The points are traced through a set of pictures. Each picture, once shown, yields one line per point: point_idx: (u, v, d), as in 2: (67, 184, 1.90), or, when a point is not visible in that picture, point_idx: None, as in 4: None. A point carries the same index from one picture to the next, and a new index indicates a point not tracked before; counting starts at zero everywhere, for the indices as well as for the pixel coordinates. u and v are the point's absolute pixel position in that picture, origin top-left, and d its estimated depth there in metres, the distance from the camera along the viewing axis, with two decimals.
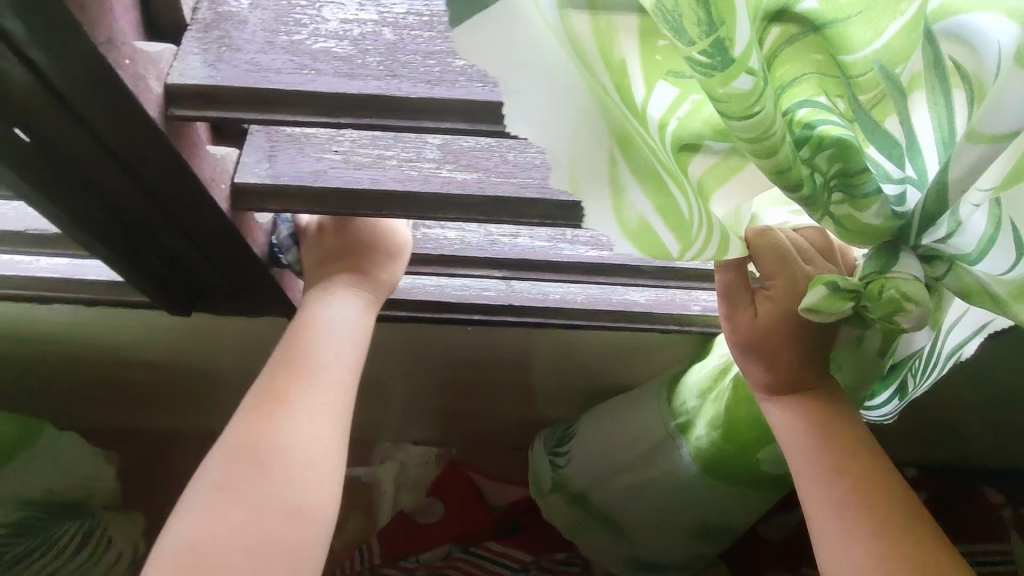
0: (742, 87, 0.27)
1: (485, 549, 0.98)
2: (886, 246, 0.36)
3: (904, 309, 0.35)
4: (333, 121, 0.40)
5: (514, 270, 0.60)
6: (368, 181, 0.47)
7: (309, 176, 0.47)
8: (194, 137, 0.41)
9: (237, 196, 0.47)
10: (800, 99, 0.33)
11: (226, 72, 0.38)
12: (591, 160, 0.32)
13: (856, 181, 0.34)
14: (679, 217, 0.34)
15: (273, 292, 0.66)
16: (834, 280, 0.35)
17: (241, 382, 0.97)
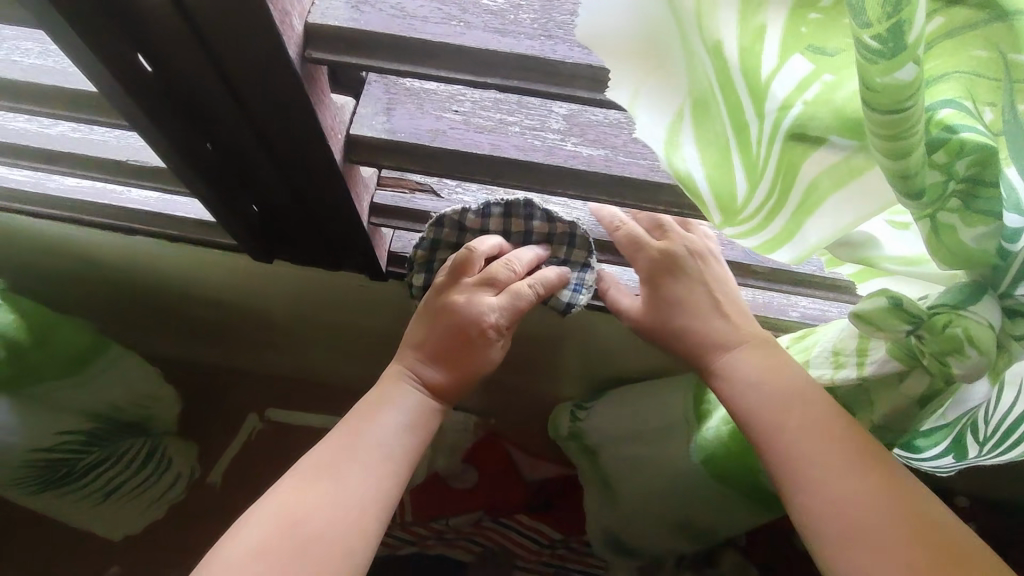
0: (903, 79, 0.25)
1: (515, 520, 1.22)
2: (972, 286, 0.38)
3: (961, 349, 0.38)
4: (479, 80, 0.39)
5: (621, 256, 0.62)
6: (488, 145, 0.49)
7: (428, 135, 0.49)
8: (320, 81, 0.43)
9: (350, 147, 0.50)
10: (945, 99, 0.33)
11: (370, 15, 0.38)
12: (663, 102, 0.36)
13: (981, 192, 0.35)
14: (751, 165, 0.37)
15: (362, 247, 0.68)
16: (895, 296, 0.40)
17: (332, 318, 1.06)
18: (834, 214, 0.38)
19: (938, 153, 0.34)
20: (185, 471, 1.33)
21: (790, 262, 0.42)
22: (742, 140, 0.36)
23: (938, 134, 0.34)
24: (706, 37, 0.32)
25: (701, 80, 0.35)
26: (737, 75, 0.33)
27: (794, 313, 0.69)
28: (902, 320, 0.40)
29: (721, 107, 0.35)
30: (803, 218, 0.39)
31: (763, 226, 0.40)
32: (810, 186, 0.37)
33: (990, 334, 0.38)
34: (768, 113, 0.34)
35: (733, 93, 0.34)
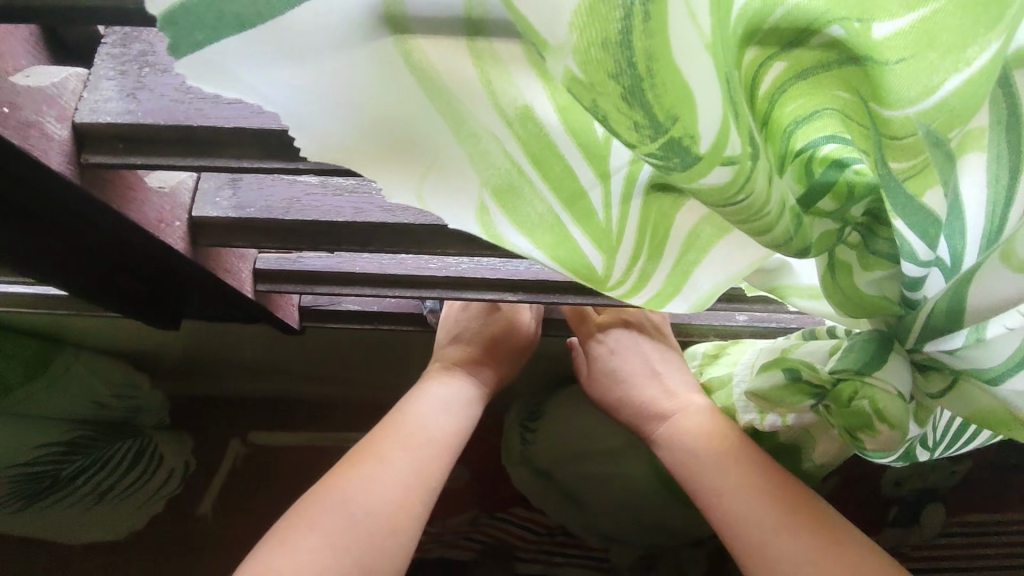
0: (714, 183, 0.21)
1: (511, 513, 1.08)
2: (876, 344, 0.35)
3: (873, 421, 0.35)
4: (290, 166, 0.33)
5: (534, 293, 0.53)
6: (349, 209, 0.42)
7: (281, 206, 0.43)
8: (127, 182, 0.37)
9: (198, 230, 0.44)
10: (827, 134, 0.26)
11: (148, 103, 0.32)
12: (453, 185, 0.27)
13: (882, 229, 0.30)
14: (600, 228, 0.29)
15: (263, 312, 0.62)
16: (797, 369, 0.39)
17: (273, 364, 0.99)
18: (724, 260, 0.32)
19: (824, 201, 0.27)
20: (182, 463, 1.13)
21: (687, 311, 0.34)
22: (581, 213, 0.28)
23: (824, 176, 0.26)
24: (505, 105, 0.25)
25: (498, 161, 0.27)
26: (558, 139, 0.26)
27: (741, 317, 0.63)
28: (804, 394, 0.39)
29: (540, 181, 0.27)
30: (689, 270, 0.32)
31: (639, 289, 0.32)
32: (689, 236, 0.31)
33: (899, 404, 0.34)
34: (614, 170, 0.28)
35: (557, 159, 0.27)
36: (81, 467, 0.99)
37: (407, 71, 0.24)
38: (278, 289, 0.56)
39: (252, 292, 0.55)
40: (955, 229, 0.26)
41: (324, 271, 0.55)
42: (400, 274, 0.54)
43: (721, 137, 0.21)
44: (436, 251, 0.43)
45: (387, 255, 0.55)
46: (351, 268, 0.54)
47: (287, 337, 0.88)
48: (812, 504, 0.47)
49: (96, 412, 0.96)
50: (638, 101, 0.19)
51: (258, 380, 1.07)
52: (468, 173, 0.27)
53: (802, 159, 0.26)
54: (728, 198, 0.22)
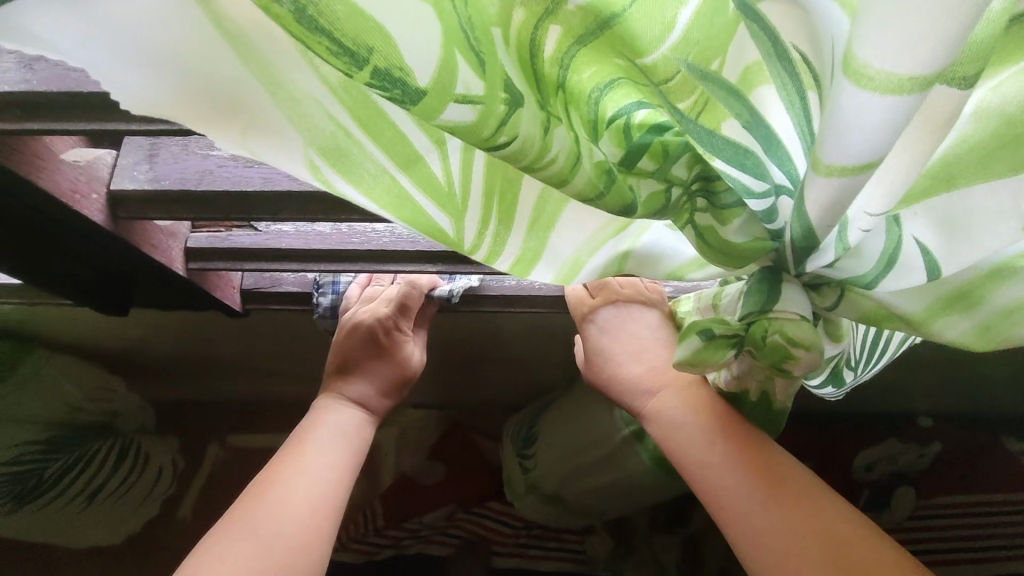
0: (456, 120, 0.24)
1: (487, 509, 1.08)
2: (767, 280, 0.35)
3: (791, 351, 0.35)
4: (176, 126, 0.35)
5: (452, 264, 0.55)
6: (258, 178, 0.44)
7: (194, 178, 0.45)
8: (35, 150, 0.40)
9: (116, 203, 0.47)
10: (637, 99, 0.27)
11: (43, 73, 0.35)
12: (282, 150, 0.29)
13: (717, 187, 0.30)
14: (441, 190, 0.32)
15: (205, 294, 0.64)
16: (710, 328, 0.38)
17: (239, 358, 1.00)
18: (576, 222, 0.35)
19: (643, 161, 0.28)
20: (167, 462, 1.15)
21: (555, 281, 0.36)
22: (420, 174, 0.31)
23: (643, 138, 0.27)
24: (325, 73, 0.27)
25: (322, 123, 0.29)
26: (382, 105, 0.28)
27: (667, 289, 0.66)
28: (725, 347, 0.38)
29: (369, 143, 0.29)
30: (547, 233, 0.35)
31: (497, 253, 0.35)
32: (539, 202, 0.33)
33: (807, 327, 0.35)
34: (448, 137, 0.30)
35: (386, 124, 0.29)
36: (66, 465, 0.99)
37: (226, 43, 0.26)
38: (209, 267, 0.59)
39: (183, 269, 0.58)
40: (781, 157, 0.29)
41: (252, 248, 0.58)
42: (325, 248, 0.56)
43: (443, 76, 0.23)
44: (348, 217, 0.46)
45: (307, 226, 0.58)
46: (278, 244, 0.57)
47: (250, 327, 0.89)
48: (796, 483, 0.45)
49: (70, 416, 0.98)
50: (318, 29, 0.21)
51: (228, 377, 1.08)
52: (292, 137, 0.29)
53: (616, 125, 0.27)
54: (491, 139, 0.24)
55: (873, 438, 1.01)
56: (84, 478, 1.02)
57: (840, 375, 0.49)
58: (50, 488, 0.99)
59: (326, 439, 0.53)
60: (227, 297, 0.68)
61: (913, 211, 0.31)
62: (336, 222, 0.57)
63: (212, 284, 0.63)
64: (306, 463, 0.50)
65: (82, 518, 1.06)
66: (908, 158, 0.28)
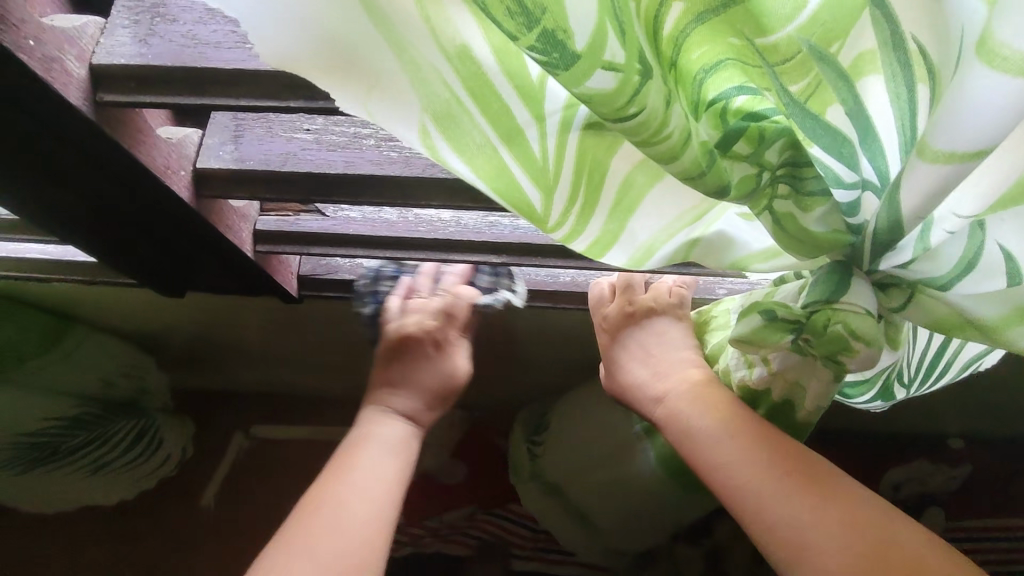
0: (598, 87, 0.24)
1: (508, 511, 1.07)
2: (837, 272, 0.35)
3: (851, 343, 0.35)
4: (282, 104, 0.36)
5: (515, 256, 0.56)
6: (341, 163, 0.45)
7: (278, 159, 0.46)
8: (138, 125, 0.41)
9: (200, 181, 0.48)
10: (739, 84, 0.28)
11: (159, 47, 0.36)
12: (395, 110, 0.30)
13: (804, 173, 0.30)
14: (537, 166, 0.32)
15: (263, 277, 0.65)
16: (772, 309, 0.38)
17: (278, 347, 1.01)
18: (656, 205, 0.35)
19: (738, 144, 0.29)
20: (178, 449, 1.14)
21: (626, 264, 0.37)
22: (520, 150, 0.32)
23: (740, 123, 0.29)
24: (444, 42, 0.28)
25: (439, 90, 0.30)
26: (494, 78, 0.29)
27: (720, 290, 0.66)
28: (784, 330, 0.38)
29: (478, 113, 0.30)
30: (628, 216, 0.35)
31: (578, 232, 0.35)
32: (625, 184, 0.34)
33: (871, 322, 0.35)
34: (549, 114, 0.31)
35: (495, 98, 0.30)
36: (83, 441, 1.00)
37: (362, 6, 0.27)
38: (275, 250, 0.60)
39: (252, 251, 0.59)
40: (873, 149, 0.29)
41: (319, 232, 0.59)
42: (390, 235, 0.57)
43: (597, 38, 0.23)
44: (422, 203, 0.47)
45: (373, 212, 0.59)
46: (345, 230, 0.58)
47: (290, 316, 0.90)
48: (819, 470, 0.44)
49: (105, 391, 1.00)
50: None
51: (264, 367, 1.09)
52: (410, 102, 0.30)
53: (715, 108, 0.28)
54: (621, 109, 0.25)
55: (904, 459, 1.00)
56: (98, 453, 1.02)
57: (891, 391, 0.49)
58: (64, 458, 1.00)
59: (378, 453, 0.51)
60: (285, 280, 0.69)
61: (1001, 216, 0.30)
62: (402, 210, 0.58)
63: (271, 266, 0.64)
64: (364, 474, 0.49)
65: (90, 485, 1.06)
66: (1011, 161, 0.28)
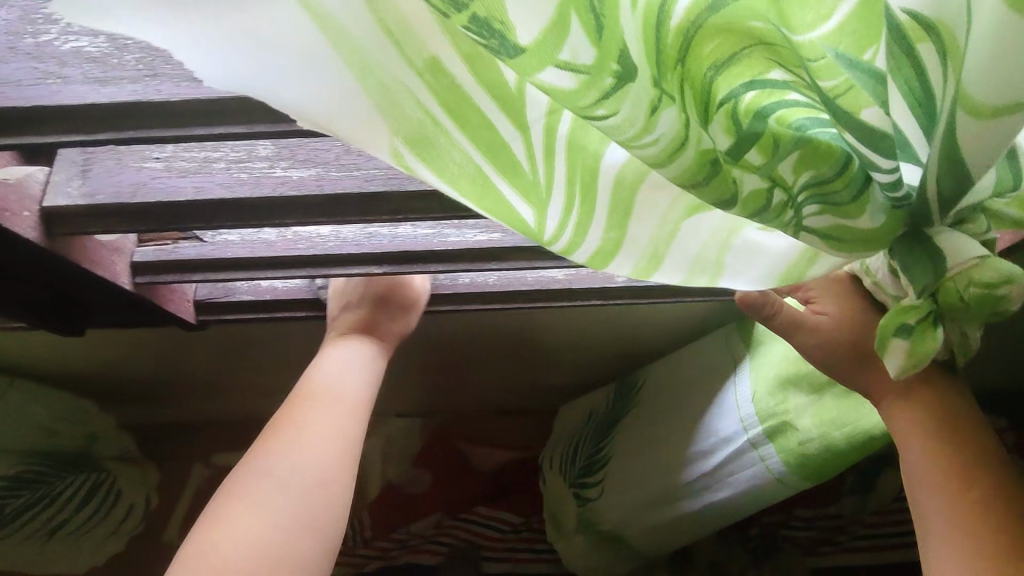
0: (555, 84, 0.21)
1: (473, 513, 1.02)
2: (914, 244, 0.28)
3: (1003, 291, 0.27)
4: (91, 138, 0.34)
5: (398, 266, 0.50)
6: (192, 189, 0.40)
7: (128, 192, 0.41)
8: None
9: (51, 219, 0.43)
10: (747, 81, 0.23)
11: None
12: (351, 110, 0.25)
13: (832, 189, 0.26)
14: (524, 181, 0.28)
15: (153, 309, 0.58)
16: (900, 324, 0.29)
17: (203, 372, 0.93)
18: (653, 202, 0.30)
19: (751, 152, 0.24)
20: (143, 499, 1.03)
21: (632, 273, 0.32)
22: (506, 165, 0.27)
23: (751, 128, 0.24)
24: (412, 56, 0.24)
25: (409, 111, 0.25)
26: (471, 89, 0.25)
27: None
28: (933, 330, 0.29)
29: (455, 131, 0.26)
30: (627, 220, 0.30)
31: (578, 245, 0.30)
32: (618, 185, 0.29)
33: (1004, 258, 0.27)
34: (532, 122, 0.26)
35: (473, 111, 0.26)
36: (25, 505, 0.89)
37: (309, 23, 0.23)
38: (157, 281, 0.55)
39: (130, 284, 0.54)
40: (906, 141, 0.25)
41: (199, 260, 0.53)
42: (272, 258, 0.51)
43: (548, 36, 0.21)
44: (281, 224, 0.41)
45: (254, 234, 0.53)
46: (222, 254, 0.53)
47: (208, 339, 0.82)
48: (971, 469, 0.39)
49: (50, 440, 0.90)
50: None
51: (190, 394, 1.01)
52: (372, 119, 0.25)
53: (726, 108, 0.23)
54: (588, 109, 0.22)
55: None
56: (42, 518, 0.91)
57: None
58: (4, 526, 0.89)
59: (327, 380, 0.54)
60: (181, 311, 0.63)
61: None
62: (281, 228, 0.53)
63: (163, 298, 0.58)
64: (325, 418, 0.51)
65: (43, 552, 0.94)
66: None
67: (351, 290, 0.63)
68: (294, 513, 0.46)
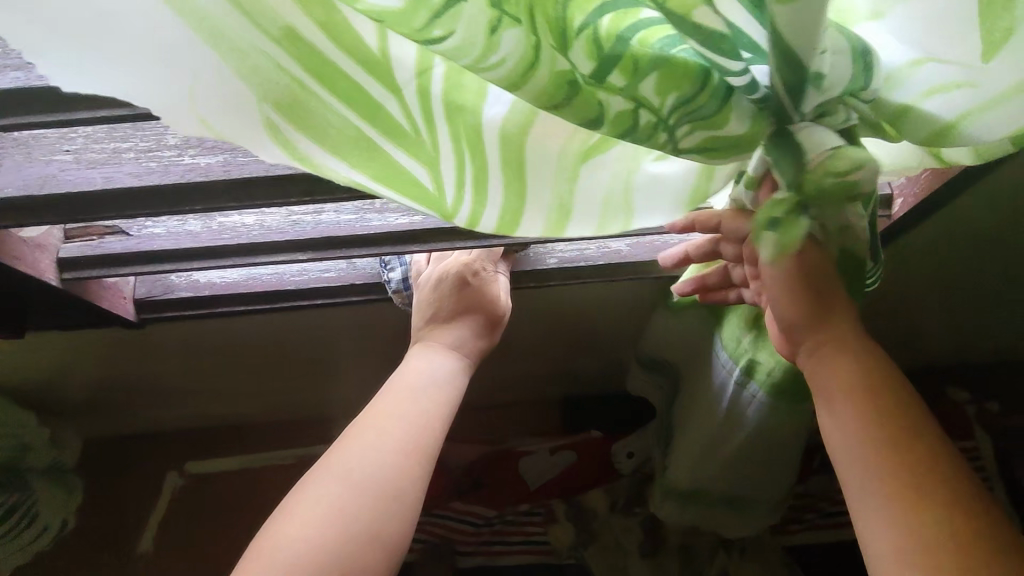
0: (381, 5, 0.23)
1: (450, 509, 1.00)
2: (776, 139, 0.30)
3: (850, 182, 0.29)
4: None
5: (321, 251, 0.53)
6: (100, 178, 0.42)
7: (36, 184, 0.42)
8: None
9: None
10: (599, 7, 0.24)
11: None
12: (220, 88, 0.26)
13: (699, 103, 0.28)
14: (401, 134, 0.29)
15: (85, 303, 0.59)
16: (768, 216, 0.32)
17: (148, 376, 0.93)
18: (545, 156, 0.32)
19: (614, 75, 0.25)
20: (55, 523, 0.97)
21: (542, 228, 0.34)
22: (383, 123, 0.29)
23: (614, 49, 0.25)
24: (267, 25, 0.25)
25: (275, 77, 0.27)
26: (332, 55, 0.27)
27: (552, 260, 0.63)
28: (800, 221, 0.32)
29: (325, 94, 0.28)
30: (523, 173, 0.32)
31: (481, 214, 0.33)
32: (507, 142, 0.31)
33: (852, 150, 0.29)
34: (404, 85, 0.28)
35: (337, 74, 0.27)
36: None
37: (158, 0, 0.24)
38: (84, 276, 0.56)
39: (57, 281, 0.55)
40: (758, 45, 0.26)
41: (126, 253, 0.55)
42: (194, 248, 0.53)
43: None
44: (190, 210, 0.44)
45: (179, 225, 0.55)
46: (149, 246, 0.54)
47: (150, 340, 0.82)
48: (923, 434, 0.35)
49: None
50: None
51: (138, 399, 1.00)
52: (244, 96, 0.27)
53: (586, 35, 0.24)
54: (424, 31, 0.23)
55: None
56: None
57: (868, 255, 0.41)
58: None
59: (430, 378, 0.53)
60: (123, 309, 0.63)
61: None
62: (206, 219, 0.55)
63: (95, 294, 0.59)
64: (409, 412, 0.49)
65: None
66: None
67: (287, 281, 0.64)
68: (361, 508, 0.44)
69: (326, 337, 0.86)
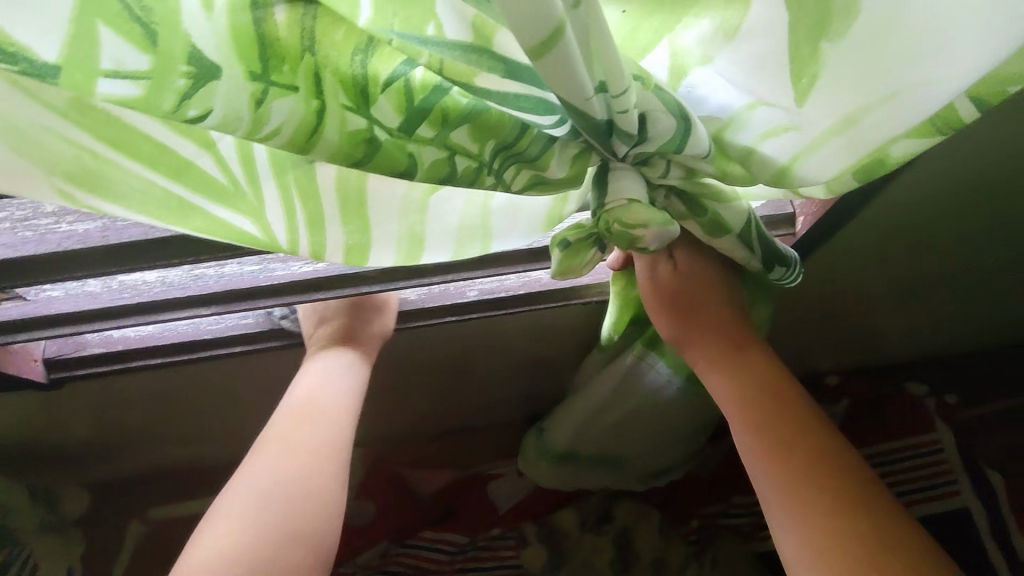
0: (119, 95, 0.22)
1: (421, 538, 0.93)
2: (601, 175, 0.33)
3: (636, 236, 0.33)
4: None
5: (227, 304, 0.52)
6: None
7: None
8: None
9: None
10: (406, 59, 0.26)
11: None
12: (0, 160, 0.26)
13: (520, 145, 0.30)
14: (216, 186, 0.29)
15: None
16: (562, 237, 0.36)
17: (87, 435, 0.89)
18: (385, 198, 0.33)
19: (423, 127, 0.27)
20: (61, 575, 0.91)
21: (399, 259, 0.36)
22: (195, 182, 0.29)
23: (426, 100, 0.27)
24: (49, 98, 0.25)
25: (62, 149, 0.26)
26: (130, 119, 0.26)
27: (472, 293, 0.61)
28: (587, 246, 0.36)
29: (124, 160, 0.27)
30: (364, 212, 0.33)
31: (323, 246, 0.33)
32: (339, 186, 0.32)
33: (645, 208, 0.33)
34: (217, 139, 0.28)
35: (138, 138, 0.27)
36: None
37: None
38: None
39: None
40: None
41: (21, 319, 0.53)
42: (93, 309, 0.52)
43: (76, 52, 0.21)
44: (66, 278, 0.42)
45: (77, 287, 0.53)
46: (45, 311, 0.53)
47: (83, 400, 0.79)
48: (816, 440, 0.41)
49: None
50: None
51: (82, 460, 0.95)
52: (27, 172, 0.26)
53: (394, 88, 0.26)
54: (177, 112, 0.23)
55: None
56: None
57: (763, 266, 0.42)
58: None
59: (337, 392, 0.51)
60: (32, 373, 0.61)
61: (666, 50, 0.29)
62: (105, 278, 0.53)
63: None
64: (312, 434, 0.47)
65: None
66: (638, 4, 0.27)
67: (204, 331, 0.62)
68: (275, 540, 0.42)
69: (266, 383, 0.83)
